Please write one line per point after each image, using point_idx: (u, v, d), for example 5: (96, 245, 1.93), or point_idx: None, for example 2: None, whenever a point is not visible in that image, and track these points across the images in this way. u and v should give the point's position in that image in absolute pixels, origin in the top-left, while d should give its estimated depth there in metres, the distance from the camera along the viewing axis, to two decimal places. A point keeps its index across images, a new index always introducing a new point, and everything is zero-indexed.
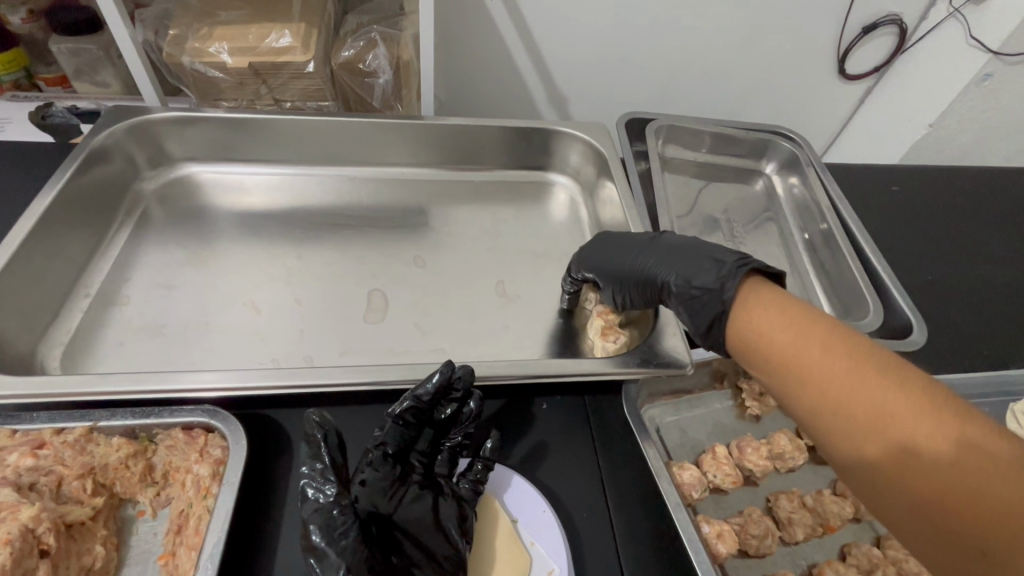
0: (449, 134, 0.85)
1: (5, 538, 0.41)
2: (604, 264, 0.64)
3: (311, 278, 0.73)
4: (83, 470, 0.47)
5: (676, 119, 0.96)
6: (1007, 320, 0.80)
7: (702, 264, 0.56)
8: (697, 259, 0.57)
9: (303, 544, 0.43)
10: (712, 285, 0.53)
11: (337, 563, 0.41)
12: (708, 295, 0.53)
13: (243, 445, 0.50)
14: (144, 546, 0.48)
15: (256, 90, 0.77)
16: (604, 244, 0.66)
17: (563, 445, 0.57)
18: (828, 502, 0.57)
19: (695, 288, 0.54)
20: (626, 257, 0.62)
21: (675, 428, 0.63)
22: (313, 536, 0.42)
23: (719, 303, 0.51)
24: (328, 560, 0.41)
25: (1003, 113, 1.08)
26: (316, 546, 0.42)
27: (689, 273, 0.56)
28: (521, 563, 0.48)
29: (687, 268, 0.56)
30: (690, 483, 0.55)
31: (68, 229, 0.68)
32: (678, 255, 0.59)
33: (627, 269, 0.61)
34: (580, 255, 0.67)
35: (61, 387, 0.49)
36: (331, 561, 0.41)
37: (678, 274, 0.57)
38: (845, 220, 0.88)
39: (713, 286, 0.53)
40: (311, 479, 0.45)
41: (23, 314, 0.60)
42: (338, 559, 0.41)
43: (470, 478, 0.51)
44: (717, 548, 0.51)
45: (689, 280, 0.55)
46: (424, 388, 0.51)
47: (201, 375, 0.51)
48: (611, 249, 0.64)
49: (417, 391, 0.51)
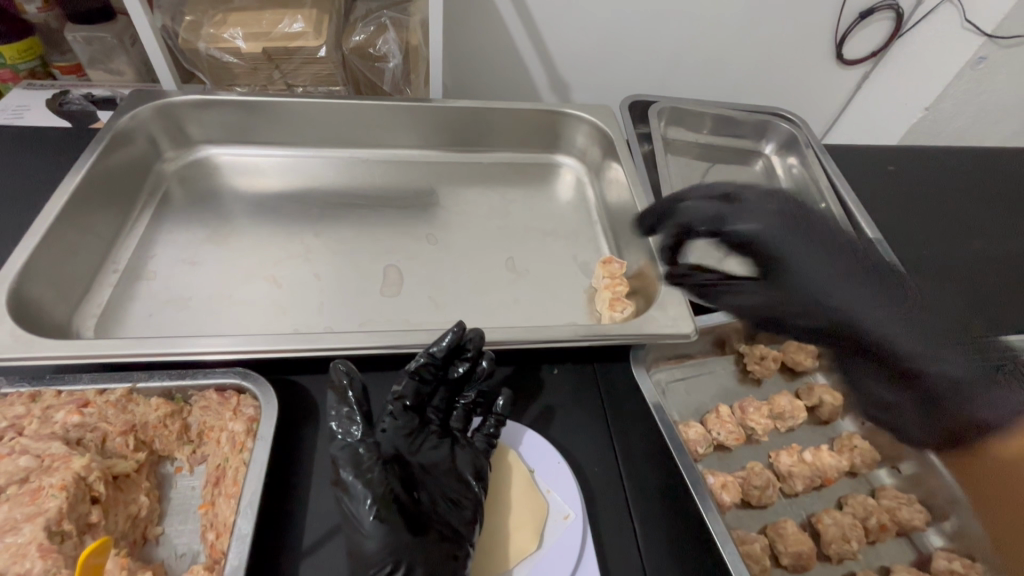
0: (457, 117, 0.88)
1: (60, 484, 0.44)
2: (804, 267, 0.61)
3: (327, 255, 0.75)
4: (126, 427, 0.50)
5: (677, 101, 0.99)
6: (999, 292, 0.83)
7: (954, 346, 0.57)
8: (959, 345, 0.57)
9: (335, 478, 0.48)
10: (943, 377, 0.55)
11: (363, 493, 0.45)
12: (920, 378, 0.56)
13: (274, 405, 0.53)
14: (184, 499, 0.51)
15: (269, 75, 0.79)
16: (817, 238, 0.62)
17: (572, 404, 0.60)
18: (825, 456, 0.60)
19: (904, 360, 0.56)
20: (841, 287, 0.59)
21: (680, 389, 0.66)
22: (343, 471, 0.47)
23: (948, 393, 0.55)
24: (357, 490, 0.46)
25: (997, 96, 1.10)
26: (345, 479, 0.47)
27: (903, 343, 0.57)
28: (539, 509, 0.51)
29: (902, 338, 0.57)
30: (695, 439, 0.59)
31: (98, 209, 0.71)
32: (915, 316, 0.59)
33: (818, 293, 0.59)
34: (769, 230, 0.63)
35: (99, 349, 0.51)
36: (360, 490, 0.46)
37: (891, 340, 0.57)
38: (844, 199, 0.91)
39: (956, 377, 0.55)
40: (338, 421, 0.50)
41: (59, 285, 0.63)
42: (365, 489, 0.46)
43: (484, 432, 0.54)
44: (721, 497, 0.55)
45: (895, 348, 0.57)
46: (438, 345, 0.53)
47: (218, 340, 0.53)
48: (823, 261, 0.61)
49: (432, 349, 0.53)
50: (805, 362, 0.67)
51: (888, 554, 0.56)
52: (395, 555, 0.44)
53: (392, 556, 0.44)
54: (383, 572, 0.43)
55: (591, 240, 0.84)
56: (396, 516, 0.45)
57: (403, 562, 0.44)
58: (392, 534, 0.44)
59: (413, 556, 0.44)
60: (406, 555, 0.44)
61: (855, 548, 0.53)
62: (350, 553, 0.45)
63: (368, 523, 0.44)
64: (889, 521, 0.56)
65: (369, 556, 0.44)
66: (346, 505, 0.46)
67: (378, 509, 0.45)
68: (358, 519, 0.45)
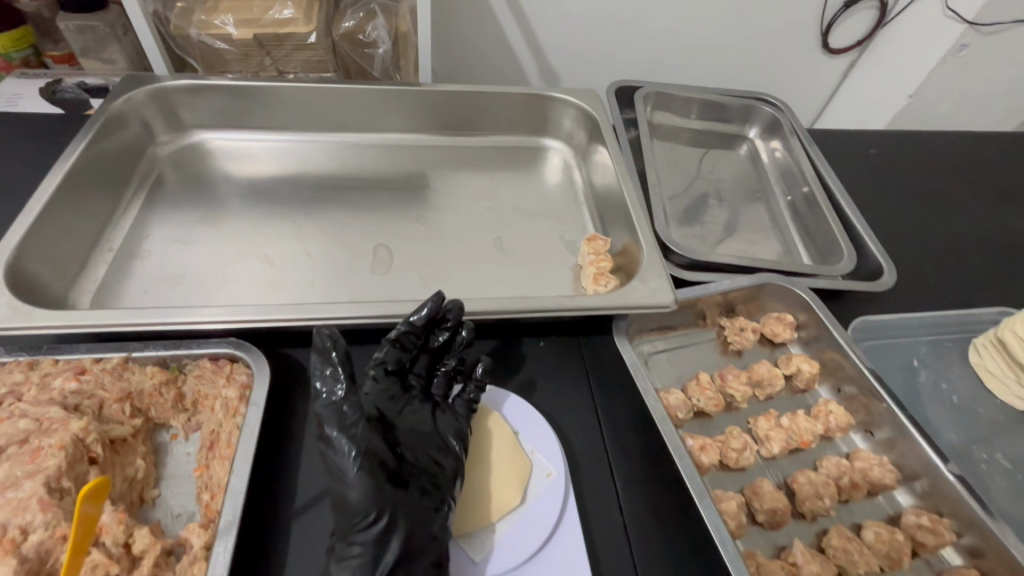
0: (446, 102, 0.90)
1: (59, 444, 0.45)
2: None
3: (319, 235, 0.77)
4: (122, 394, 0.51)
5: (663, 86, 1.01)
6: (974, 268, 0.86)
7: None
8: None
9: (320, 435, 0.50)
10: None
11: (347, 447, 0.48)
12: None
13: (266, 373, 0.54)
14: (179, 464, 0.53)
15: (260, 62, 0.82)
16: None
17: (556, 375, 0.62)
18: (801, 420, 0.62)
19: None
20: None
21: (662, 360, 0.68)
22: (327, 426, 0.49)
23: None
24: (341, 445, 0.48)
25: (976, 82, 1.12)
26: (330, 433, 0.49)
27: None
28: (522, 468, 0.53)
29: None
30: (676, 404, 0.61)
31: (92, 190, 0.72)
32: None
33: None
34: None
35: (95, 319, 0.53)
36: (344, 445, 0.48)
37: None
38: (825, 181, 0.93)
39: None
40: (322, 381, 0.51)
41: (56, 262, 0.65)
42: (349, 444, 0.48)
43: (465, 397, 0.56)
44: (699, 458, 0.57)
45: None
46: (417, 314, 0.55)
47: (209, 310, 0.54)
48: None
49: (411, 317, 0.55)
50: (783, 334, 0.69)
51: (861, 511, 0.59)
52: (378, 505, 0.46)
53: (374, 507, 0.46)
54: (367, 520, 0.46)
55: (578, 221, 0.86)
56: (379, 469, 0.47)
57: (386, 512, 0.46)
58: (374, 485, 0.47)
59: (395, 506, 0.47)
60: (388, 506, 0.46)
61: (827, 505, 0.56)
62: (336, 504, 0.48)
63: (352, 474, 0.47)
64: (860, 480, 0.58)
65: (353, 506, 0.46)
66: (331, 459, 0.48)
67: (361, 462, 0.47)
68: (343, 471, 0.47)
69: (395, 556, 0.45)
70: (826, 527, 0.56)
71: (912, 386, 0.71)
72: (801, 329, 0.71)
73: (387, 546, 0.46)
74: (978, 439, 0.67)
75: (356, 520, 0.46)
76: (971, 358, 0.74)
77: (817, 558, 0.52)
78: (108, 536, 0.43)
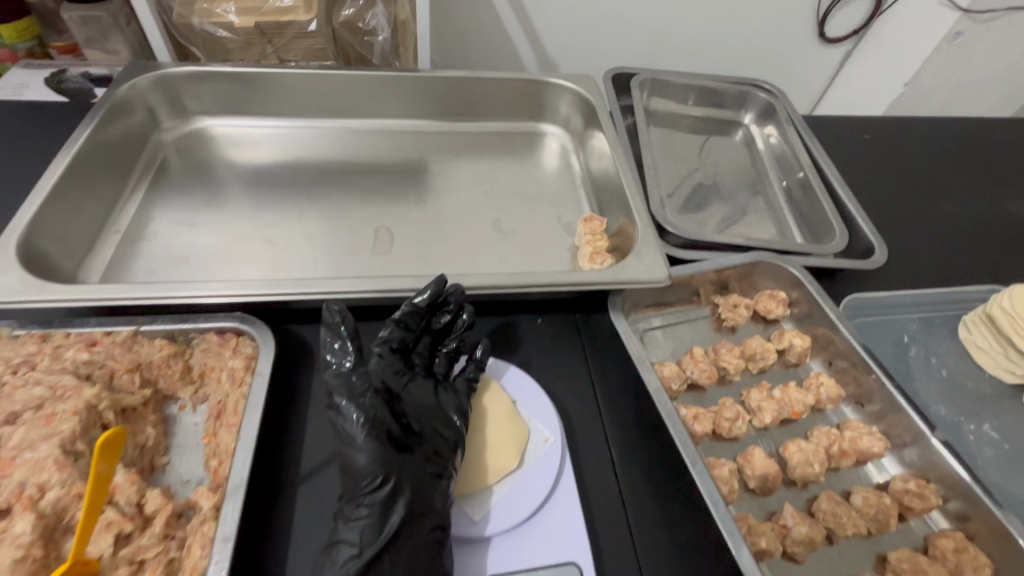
0: (445, 87, 0.91)
1: (73, 409, 0.47)
2: None
3: (321, 218, 0.79)
4: (132, 365, 0.53)
5: (659, 72, 1.03)
6: (965, 248, 0.87)
7: None
8: None
9: (328, 405, 0.52)
10: None
11: (355, 414, 0.49)
12: None
13: (271, 345, 0.56)
14: (188, 433, 0.54)
15: (262, 50, 0.83)
16: None
17: (553, 350, 0.64)
18: (792, 392, 0.63)
19: None
20: None
21: (658, 335, 0.70)
22: (336, 394, 0.51)
23: None
24: (350, 412, 0.49)
25: (972, 69, 1.13)
26: (339, 401, 0.50)
27: None
28: (520, 433, 0.55)
29: None
30: (670, 376, 0.62)
31: (99, 173, 0.74)
32: None
33: None
34: None
35: (104, 294, 0.55)
36: (353, 413, 0.49)
37: None
38: (819, 163, 0.94)
39: None
40: (332, 353, 0.54)
41: (65, 242, 0.66)
42: (358, 411, 0.49)
43: (465, 376, 0.58)
44: (693, 427, 0.59)
45: None
46: (420, 296, 0.56)
47: (215, 284, 0.56)
48: None
49: (415, 300, 0.56)
50: (775, 311, 0.71)
51: (850, 478, 0.61)
52: (385, 469, 0.47)
53: (381, 471, 0.47)
54: (374, 484, 0.47)
55: (575, 204, 0.87)
56: (386, 435, 0.49)
57: (392, 476, 0.47)
58: (382, 450, 0.48)
59: (401, 471, 0.48)
60: (395, 470, 0.48)
61: (817, 471, 0.58)
62: (342, 470, 0.49)
63: (361, 439, 0.48)
64: (849, 448, 0.60)
65: (360, 470, 0.47)
66: (340, 426, 0.49)
67: (370, 428, 0.48)
68: (351, 437, 0.49)
69: (400, 518, 0.46)
70: (816, 493, 0.58)
71: (901, 360, 0.72)
72: (793, 306, 0.72)
73: (392, 509, 0.47)
74: (964, 410, 0.69)
75: (363, 484, 0.47)
76: (960, 334, 0.75)
77: (806, 521, 0.54)
78: (121, 496, 0.45)
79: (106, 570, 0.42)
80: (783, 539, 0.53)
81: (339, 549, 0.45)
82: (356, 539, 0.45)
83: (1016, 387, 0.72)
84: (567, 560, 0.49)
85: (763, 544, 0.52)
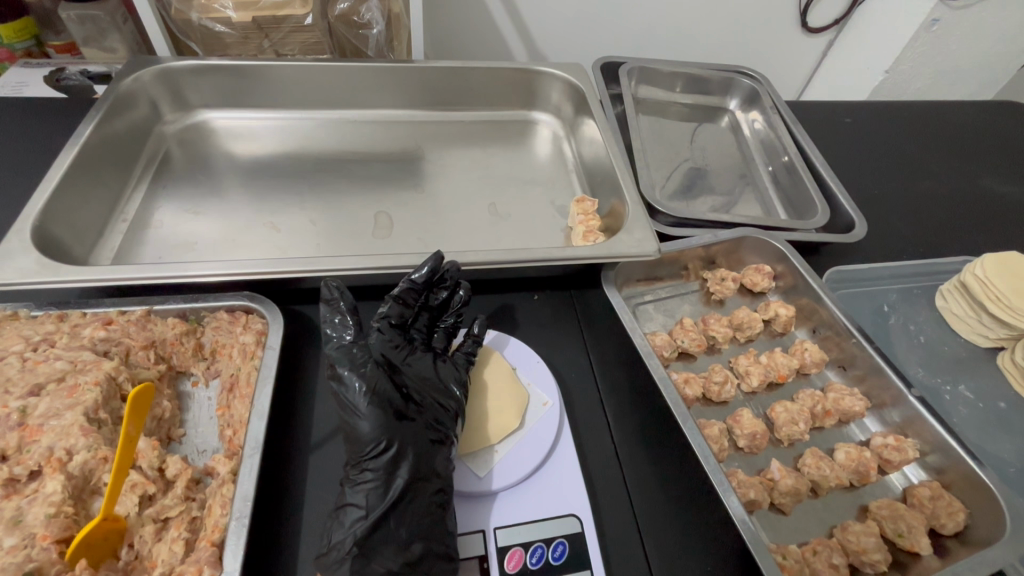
0: (438, 77, 0.93)
1: (94, 381, 0.50)
2: None
3: (321, 205, 0.81)
4: (146, 342, 0.55)
5: (646, 61, 1.06)
6: (942, 223, 0.91)
7: None
8: None
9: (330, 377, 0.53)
10: None
11: (357, 384, 0.50)
12: None
13: (280, 321, 0.58)
14: (201, 407, 0.56)
15: (259, 44, 0.85)
16: None
17: (550, 324, 0.67)
18: (778, 356, 0.67)
19: None
20: None
21: (650, 308, 0.73)
22: (338, 366, 0.52)
23: None
24: (351, 382, 0.51)
25: (949, 55, 1.16)
26: (341, 372, 0.51)
27: None
28: (520, 395, 0.58)
29: None
30: (661, 344, 0.66)
31: (106, 164, 0.76)
32: None
33: None
34: None
35: (118, 275, 0.56)
36: (354, 382, 0.51)
37: None
38: (801, 145, 0.97)
39: None
40: (333, 328, 0.55)
41: (75, 229, 0.68)
42: (359, 381, 0.51)
43: (464, 350, 0.60)
44: (684, 390, 0.63)
45: None
46: (418, 273, 0.58)
47: (223, 264, 0.58)
48: None
49: (412, 277, 0.58)
50: (761, 284, 0.74)
51: (833, 437, 0.64)
52: (387, 434, 0.49)
53: (384, 438, 0.49)
54: (377, 449, 0.48)
55: (568, 188, 0.90)
56: (387, 404, 0.50)
57: (395, 441, 0.49)
58: (383, 417, 0.49)
59: (403, 438, 0.49)
60: (397, 436, 0.49)
61: (802, 430, 0.61)
62: (347, 438, 0.50)
63: (363, 407, 0.50)
64: (832, 407, 0.64)
65: (364, 436, 0.49)
66: (342, 397, 0.51)
67: (370, 396, 0.50)
68: (353, 405, 0.50)
69: (404, 481, 0.48)
70: (801, 450, 0.62)
71: (882, 328, 0.76)
72: (779, 279, 0.75)
73: (396, 474, 0.48)
74: (942, 374, 0.73)
75: (368, 449, 0.48)
76: (937, 303, 0.79)
77: (792, 473, 0.57)
78: (143, 460, 0.47)
79: (133, 528, 0.45)
80: (770, 490, 0.57)
81: (346, 511, 0.47)
82: (362, 502, 0.47)
83: (989, 351, 0.76)
84: (567, 512, 0.52)
85: (752, 495, 0.55)
